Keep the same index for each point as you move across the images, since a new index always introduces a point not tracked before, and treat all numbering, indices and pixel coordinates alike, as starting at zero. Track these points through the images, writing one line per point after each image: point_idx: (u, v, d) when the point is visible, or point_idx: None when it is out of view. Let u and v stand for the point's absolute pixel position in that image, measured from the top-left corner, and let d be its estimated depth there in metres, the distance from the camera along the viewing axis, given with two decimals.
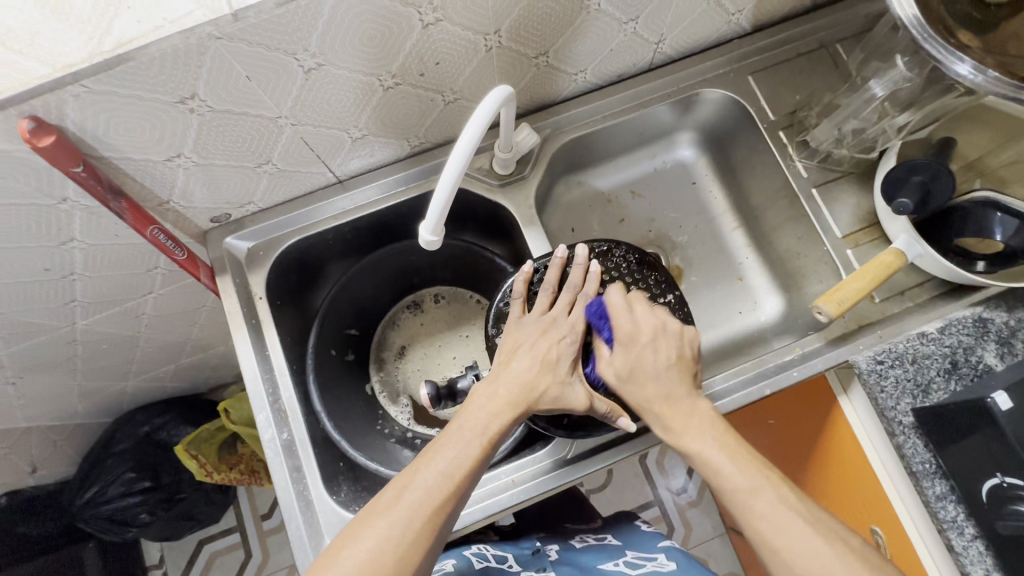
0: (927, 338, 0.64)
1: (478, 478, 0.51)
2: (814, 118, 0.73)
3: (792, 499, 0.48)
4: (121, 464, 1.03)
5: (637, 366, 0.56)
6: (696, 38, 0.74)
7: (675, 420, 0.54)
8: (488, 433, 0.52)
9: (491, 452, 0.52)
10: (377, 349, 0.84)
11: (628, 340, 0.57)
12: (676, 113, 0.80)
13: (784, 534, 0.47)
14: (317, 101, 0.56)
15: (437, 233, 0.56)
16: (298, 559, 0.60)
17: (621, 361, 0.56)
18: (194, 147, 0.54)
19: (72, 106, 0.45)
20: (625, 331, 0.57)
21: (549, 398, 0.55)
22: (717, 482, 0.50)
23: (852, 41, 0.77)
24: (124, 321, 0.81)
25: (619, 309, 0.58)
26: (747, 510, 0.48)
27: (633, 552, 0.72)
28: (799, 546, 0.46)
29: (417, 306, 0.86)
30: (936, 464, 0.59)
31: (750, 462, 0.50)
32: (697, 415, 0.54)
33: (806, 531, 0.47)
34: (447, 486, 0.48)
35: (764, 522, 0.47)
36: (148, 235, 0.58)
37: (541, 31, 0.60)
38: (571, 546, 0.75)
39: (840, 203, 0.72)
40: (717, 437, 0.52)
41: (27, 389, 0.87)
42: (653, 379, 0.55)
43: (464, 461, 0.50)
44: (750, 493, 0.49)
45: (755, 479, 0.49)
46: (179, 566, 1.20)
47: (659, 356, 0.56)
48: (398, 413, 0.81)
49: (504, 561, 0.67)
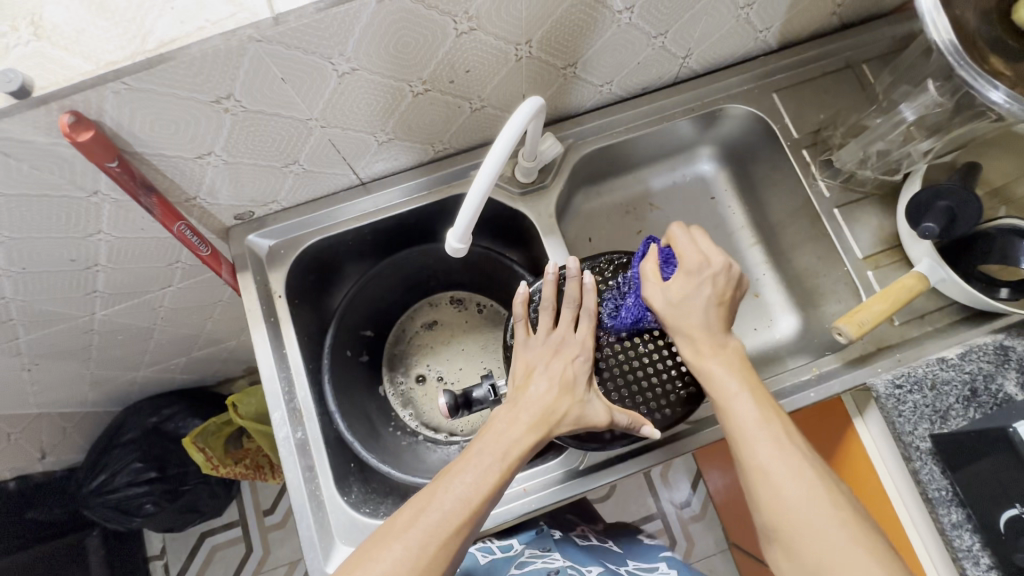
0: (947, 364, 0.63)
1: (496, 502, 0.51)
2: (838, 138, 0.73)
3: (796, 437, 0.50)
4: (128, 454, 1.03)
5: (692, 296, 0.57)
6: (722, 54, 0.74)
7: (705, 344, 0.56)
8: (508, 458, 0.51)
9: (510, 476, 0.51)
10: (410, 315, 0.86)
11: (694, 268, 0.58)
12: (699, 127, 0.80)
13: (782, 465, 0.48)
14: (345, 106, 0.56)
15: (464, 240, 0.57)
16: (306, 560, 0.60)
17: (677, 287, 0.58)
18: (223, 146, 0.55)
19: (112, 103, 0.46)
20: (689, 258, 0.59)
21: (570, 419, 0.55)
22: (728, 408, 0.52)
23: (879, 62, 0.77)
24: (141, 313, 0.82)
25: (681, 236, 0.61)
26: (750, 435, 0.50)
27: (635, 564, 0.71)
28: (792, 476, 0.47)
29: (462, 304, 0.86)
30: (951, 491, 0.59)
31: (765, 400, 0.53)
32: (723, 349, 0.56)
33: (802, 464, 0.48)
34: (463, 512, 0.48)
35: (761, 447, 0.49)
36: (175, 231, 0.58)
37: (571, 42, 0.60)
38: (573, 537, 0.75)
39: (862, 224, 0.72)
40: (737, 370, 0.54)
41: (41, 375, 0.88)
42: (699, 307, 0.57)
43: (483, 484, 0.49)
44: (758, 424, 0.50)
45: (765, 412, 0.51)
46: (180, 558, 1.20)
47: (713, 291, 0.57)
48: (400, 409, 0.81)
49: (509, 549, 0.69)
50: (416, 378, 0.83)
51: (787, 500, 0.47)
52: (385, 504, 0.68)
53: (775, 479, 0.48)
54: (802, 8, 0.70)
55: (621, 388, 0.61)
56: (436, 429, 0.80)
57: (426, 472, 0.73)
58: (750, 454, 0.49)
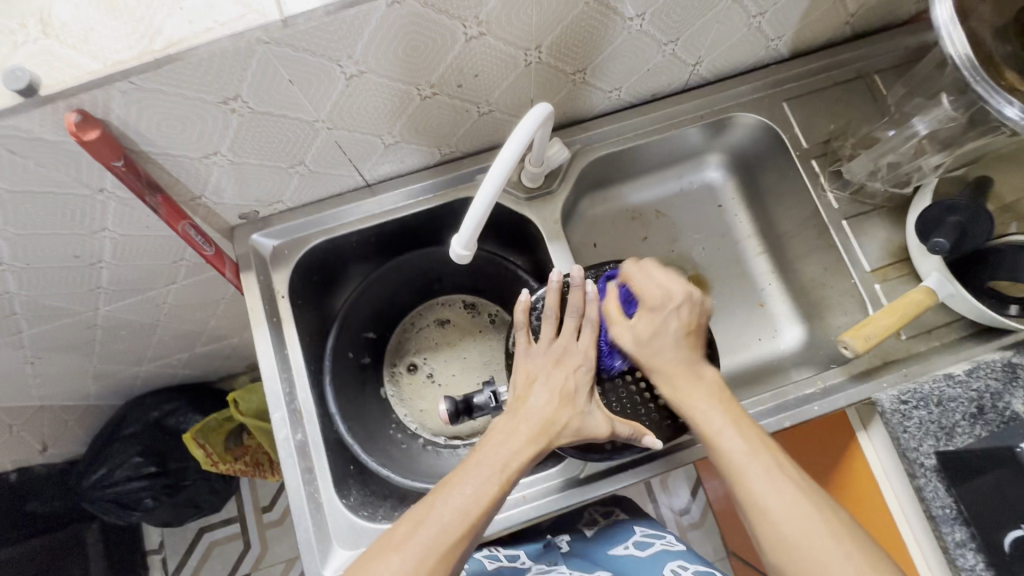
0: (954, 380, 0.62)
1: (494, 515, 0.50)
2: (848, 149, 0.72)
3: (787, 466, 0.50)
4: (129, 448, 1.03)
5: (659, 333, 0.58)
6: (733, 62, 0.73)
7: (682, 380, 0.57)
8: (507, 470, 0.51)
9: (509, 489, 0.51)
10: (425, 308, 0.86)
11: (657, 306, 0.59)
12: (707, 135, 0.80)
13: (775, 497, 0.48)
14: (353, 108, 0.56)
15: (469, 246, 0.57)
16: (305, 562, 0.60)
17: (644, 326, 0.59)
18: (229, 147, 0.55)
19: (119, 102, 0.45)
20: (650, 295, 0.60)
21: (570, 431, 0.55)
22: (716, 443, 0.53)
23: (891, 73, 0.76)
24: (144, 309, 0.82)
25: (637, 273, 0.61)
26: (742, 468, 0.51)
27: (642, 530, 0.71)
28: (787, 506, 0.48)
29: (474, 309, 0.86)
30: (956, 509, 0.58)
31: (751, 432, 0.53)
32: (701, 381, 0.57)
33: (795, 494, 0.48)
34: (462, 524, 0.48)
35: (754, 480, 0.50)
36: (180, 230, 0.58)
37: (581, 48, 0.60)
38: (582, 535, 0.73)
39: (870, 237, 0.71)
40: (720, 402, 0.55)
41: (44, 368, 0.88)
42: (668, 343, 0.58)
43: (482, 497, 0.49)
44: (748, 458, 0.51)
45: (752, 444, 0.52)
46: (177, 553, 1.21)
47: (679, 324, 0.59)
48: (399, 409, 0.81)
49: (516, 559, 0.67)
50: (408, 365, 0.83)
51: (788, 533, 0.47)
52: (383, 507, 0.68)
53: (771, 513, 0.48)
54: (816, 17, 0.69)
55: (625, 399, 0.61)
56: (415, 424, 0.80)
57: (425, 475, 0.73)
58: (745, 488, 0.50)
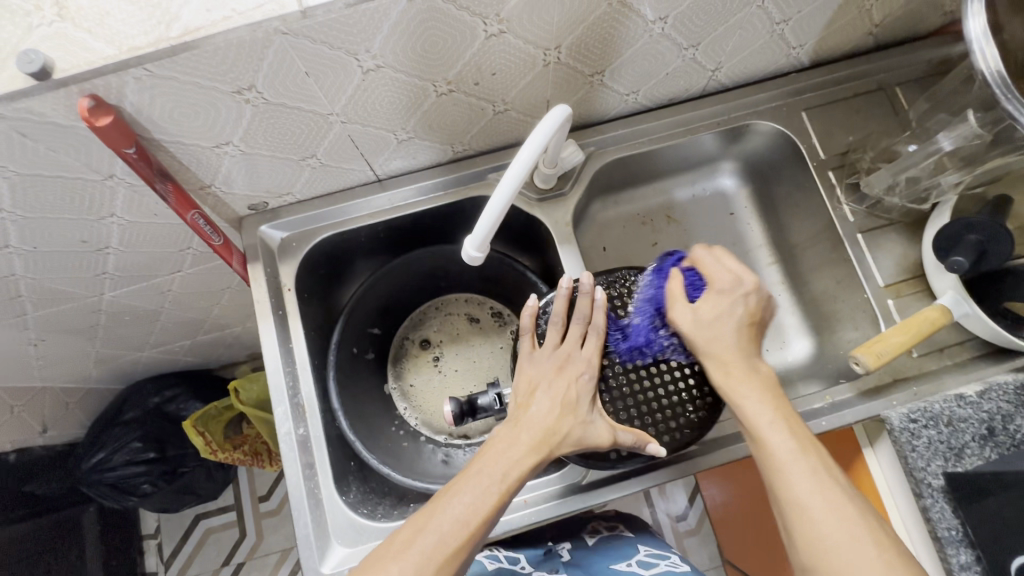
0: (965, 401, 0.61)
1: (495, 525, 0.50)
2: (867, 162, 0.71)
3: (834, 470, 0.48)
4: (129, 433, 1.03)
5: (723, 317, 0.57)
6: (753, 68, 0.72)
7: (737, 367, 0.55)
8: (507, 479, 0.50)
9: (510, 498, 0.50)
10: (464, 299, 0.85)
11: (726, 289, 0.58)
12: (723, 142, 0.79)
13: (820, 500, 0.46)
14: (369, 102, 0.55)
15: (481, 249, 0.56)
16: (303, 558, 0.60)
17: (707, 309, 0.58)
18: (241, 137, 0.54)
19: (132, 88, 0.45)
20: (720, 279, 0.59)
21: (572, 440, 0.54)
22: (763, 437, 0.50)
23: (913, 86, 0.75)
24: (149, 295, 0.81)
25: (706, 258, 0.61)
26: (787, 464, 0.48)
27: (647, 547, 0.70)
28: (830, 510, 0.46)
29: (501, 319, 0.84)
30: (963, 531, 0.57)
31: (799, 429, 0.51)
32: (755, 373, 0.54)
33: (840, 499, 0.46)
34: (461, 533, 0.47)
35: (799, 482, 0.47)
36: (189, 220, 0.57)
37: (601, 50, 0.59)
38: (583, 546, 0.73)
39: (885, 251, 0.70)
40: (769, 397, 0.53)
41: (47, 350, 0.88)
42: (729, 329, 0.56)
43: (482, 506, 0.48)
44: (794, 456, 0.49)
45: (802, 443, 0.49)
46: (173, 538, 1.21)
47: (744, 311, 0.57)
48: (396, 389, 0.81)
49: (516, 563, 0.67)
50: (421, 341, 0.84)
51: (829, 536, 0.45)
52: (383, 505, 0.67)
53: (815, 515, 0.46)
54: (840, 26, 0.68)
55: (631, 407, 0.60)
56: (407, 409, 0.80)
57: (425, 473, 0.73)
58: (787, 488, 0.48)
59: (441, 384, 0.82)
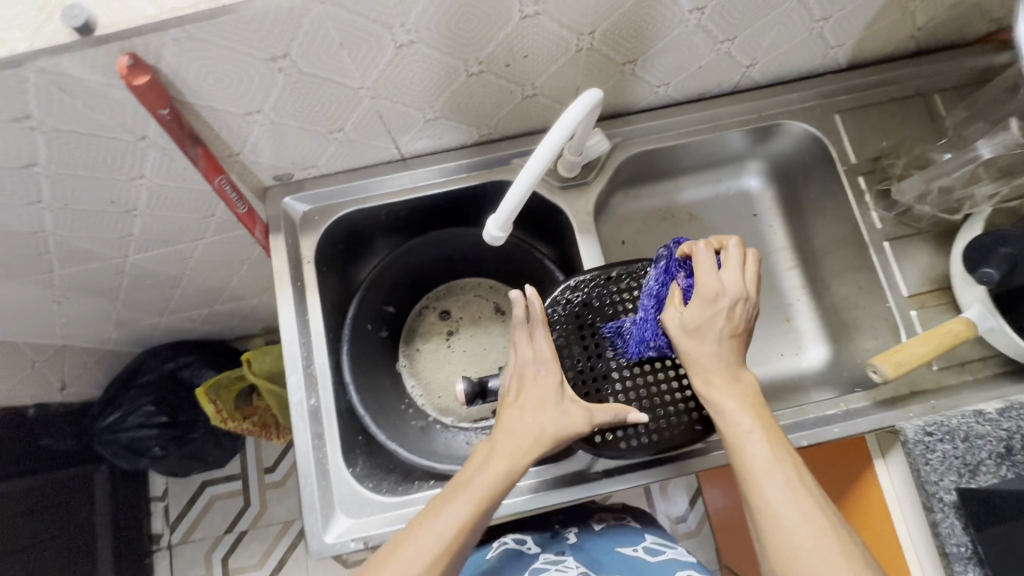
0: (984, 418, 0.60)
1: (479, 532, 0.49)
2: (900, 168, 0.69)
3: (810, 482, 0.48)
4: (143, 396, 1.05)
5: (708, 325, 0.54)
6: (788, 67, 0.71)
7: (717, 375, 0.53)
8: (481, 488, 0.50)
9: (490, 504, 0.50)
10: (491, 286, 0.85)
11: (710, 297, 0.54)
12: (751, 141, 0.77)
13: (792, 511, 0.46)
14: (398, 79, 0.55)
15: (504, 229, 0.56)
16: (307, 524, 0.61)
17: (692, 314, 0.55)
18: (272, 106, 0.55)
19: (171, 50, 0.45)
20: (706, 286, 0.55)
21: (546, 437, 0.53)
22: (739, 447, 0.50)
23: (952, 93, 0.73)
24: (172, 261, 0.83)
25: (702, 259, 0.56)
26: (762, 476, 0.48)
27: (653, 537, 0.69)
28: (803, 521, 0.45)
29: None
30: (971, 549, 0.56)
31: (779, 441, 0.50)
32: (738, 383, 0.53)
33: (815, 511, 0.46)
34: (442, 547, 0.46)
35: (773, 491, 0.47)
36: (216, 184, 0.58)
37: (634, 39, 0.58)
38: (589, 529, 0.73)
39: (912, 261, 0.68)
40: (751, 406, 0.52)
41: (70, 309, 0.90)
42: (712, 339, 0.54)
43: (459, 518, 0.48)
44: (769, 465, 0.48)
45: (779, 453, 0.49)
46: (180, 502, 1.24)
47: (726, 323, 0.54)
48: (401, 356, 0.82)
49: (522, 543, 0.69)
50: (441, 311, 0.85)
51: (800, 548, 0.44)
52: (388, 480, 0.68)
53: (786, 525, 0.45)
54: (882, 27, 0.66)
55: (642, 397, 0.61)
56: (414, 386, 0.81)
57: (431, 450, 0.73)
58: (760, 495, 0.47)
59: (445, 359, 0.82)
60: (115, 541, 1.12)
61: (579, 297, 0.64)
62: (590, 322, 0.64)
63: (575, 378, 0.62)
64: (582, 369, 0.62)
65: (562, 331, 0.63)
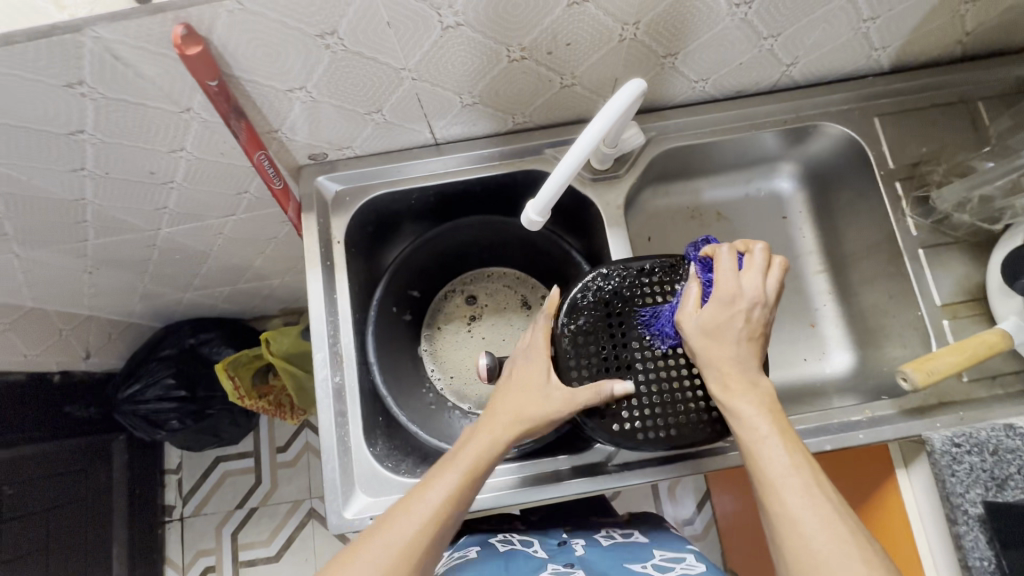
0: (1015, 432, 0.58)
1: (467, 499, 0.53)
2: (938, 176, 0.68)
3: (828, 488, 0.47)
4: (163, 369, 1.07)
5: (726, 326, 0.54)
6: (830, 68, 0.70)
7: (735, 379, 0.52)
8: (467, 460, 0.54)
9: (475, 472, 0.53)
10: (518, 278, 0.86)
11: (728, 298, 0.54)
12: (786, 142, 0.77)
13: (811, 518, 0.45)
14: (441, 62, 0.55)
15: (542, 214, 0.57)
16: (327, 499, 0.62)
17: (711, 314, 0.54)
18: (315, 84, 0.55)
19: (223, 21, 0.46)
20: (724, 287, 0.55)
21: (528, 414, 0.56)
22: (755, 453, 0.49)
23: (995, 102, 0.71)
24: (201, 236, 0.84)
25: (721, 260, 0.56)
26: (779, 482, 0.47)
27: (661, 552, 0.68)
28: (822, 528, 0.45)
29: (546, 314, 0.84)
30: (996, 564, 0.55)
31: (795, 446, 0.49)
32: (755, 388, 0.52)
33: (834, 517, 0.45)
34: (428, 512, 0.51)
35: (791, 497, 0.46)
36: (256, 159, 0.59)
37: (677, 31, 0.58)
38: (597, 544, 0.71)
39: (947, 269, 0.67)
40: (767, 410, 0.51)
41: (100, 280, 0.91)
42: (731, 340, 0.53)
43: (445, 486, 0.52)
44: (787, 471, 0.47)
45: (796, 458, 0.48)
46: (193, 476, 1.26)
47: (745, 326, 0.54)
48: (423, 338, 0.83)
49: (529, 546, 0.71)
50: (467, 296, 0.85)
51: (820, 555, 0.44)
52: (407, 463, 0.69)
53: (805, 532, 0.45)
54: (929, 30, 0.65)
55: (664, 390, 0.60)
56: (434, 370, 0.82)
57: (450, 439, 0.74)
58: (778, 502, 0.47)
59: (466, 345, 0.83)
60: (130, 510, 1.14)
61: (610, 285, 0.64)
62: (619, 311, 0.63)
63: (598, 366, 0.61)
64: (606, 358, 0.61)
65: (588, 317, 0.63)
